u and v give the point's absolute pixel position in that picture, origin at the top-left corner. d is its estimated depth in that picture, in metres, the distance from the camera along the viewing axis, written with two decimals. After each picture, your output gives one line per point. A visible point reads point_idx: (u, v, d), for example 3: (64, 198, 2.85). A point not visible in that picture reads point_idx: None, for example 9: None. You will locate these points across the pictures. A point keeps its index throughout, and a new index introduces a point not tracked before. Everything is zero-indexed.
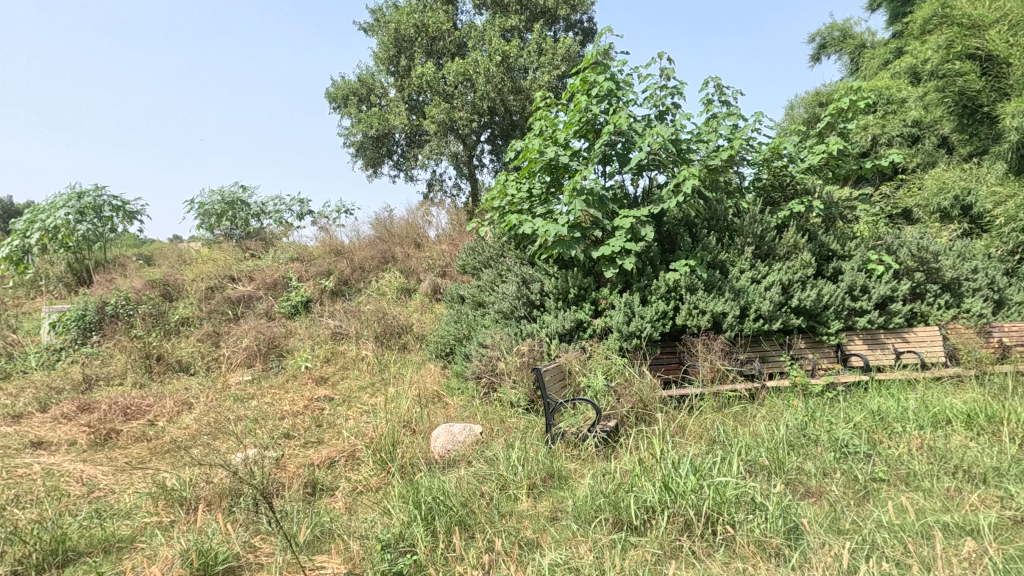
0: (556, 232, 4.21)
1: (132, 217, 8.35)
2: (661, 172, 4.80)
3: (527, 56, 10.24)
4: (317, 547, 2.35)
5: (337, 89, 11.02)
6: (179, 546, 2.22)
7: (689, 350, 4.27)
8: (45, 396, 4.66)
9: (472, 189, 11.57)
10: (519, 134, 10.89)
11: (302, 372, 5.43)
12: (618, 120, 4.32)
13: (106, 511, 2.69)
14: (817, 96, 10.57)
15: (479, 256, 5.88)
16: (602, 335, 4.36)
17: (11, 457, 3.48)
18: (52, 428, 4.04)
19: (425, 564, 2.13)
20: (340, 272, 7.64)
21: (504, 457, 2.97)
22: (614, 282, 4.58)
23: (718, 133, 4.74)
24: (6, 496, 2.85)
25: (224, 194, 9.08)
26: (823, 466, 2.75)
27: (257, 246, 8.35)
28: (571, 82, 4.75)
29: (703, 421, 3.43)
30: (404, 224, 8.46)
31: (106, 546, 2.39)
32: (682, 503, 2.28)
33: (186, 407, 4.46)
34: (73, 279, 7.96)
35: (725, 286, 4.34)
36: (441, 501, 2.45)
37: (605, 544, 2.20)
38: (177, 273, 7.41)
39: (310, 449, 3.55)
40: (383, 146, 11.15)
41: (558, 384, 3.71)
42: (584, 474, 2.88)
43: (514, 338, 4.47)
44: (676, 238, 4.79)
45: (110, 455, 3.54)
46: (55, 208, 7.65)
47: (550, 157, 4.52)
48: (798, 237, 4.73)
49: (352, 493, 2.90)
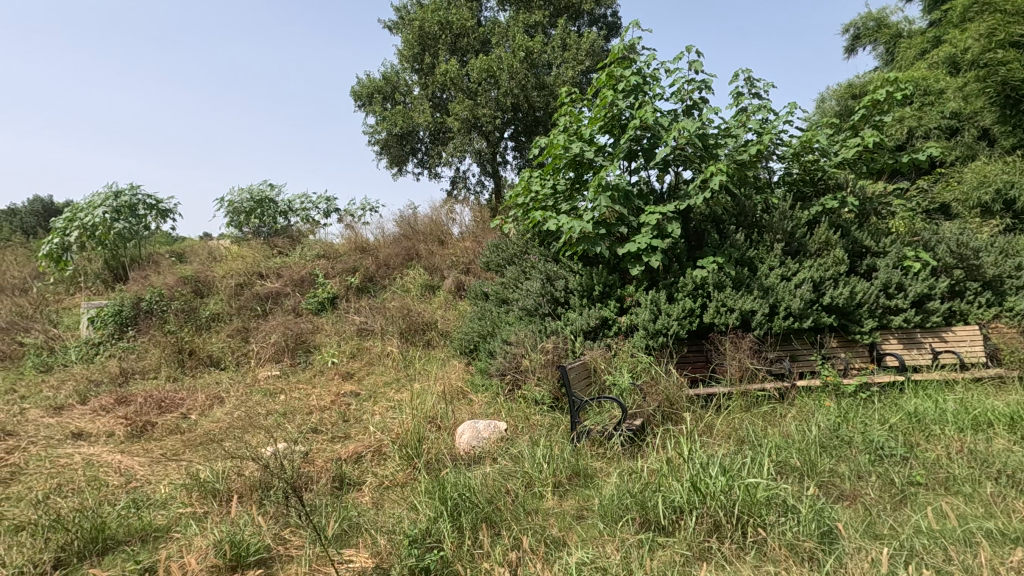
0: (580, 228, 4.19)
1: (165, 215, 8.57)
2: (688, 168, 4.73)
3: (551, 51, 10.15)
4: (345, 541, 2.37)
5: (362, 87, 11.12)
6: (212, 537, 2.27)
7: (716, 348, 4.20)
8: (84, 388, 4.82)
9: (496, 186, 11.56)
10: (542, 130, 10.80)
11: (329, 367, 5.51)
12: (645, 115, 4.27)
13: (143, 501, 2.77)
14: (850, 89, 10.30)
15: (503, 253, 5.88)
16: (628, 333, 4.32)
17: (54, 447, 3.61)
18: (91, 419, 4.17)
19: (451, 560, 2.14)
20: (365, 269, 7.73)
21: (529, 455, 2.96)
22: (639, 280, 4.53)
23: (747, 127, 4.64)
24: (49, 486, 2.96)
25: (253, 192, 9.25)
26: (857, 469, 2.67)
27: (284, 243, 8.49)
28: (596, 77, 4.71)
29: (732, 421, 3.37)
30: (428, 221, 8.50)
31: (143, 535, 2.46)
32: (712, 504, 2.23)
33: (217, 401, 4.57)
34: (110, 276, 8.21)
35: (754, 284, 4.25)
36: (467, 498, 2.45)
37: (633, 544, 2.18)
38: (208, 270, 7.57)
39: (338, 444, 3.60)
40: (407, 144, 11.21)
41: (583, 382, 3.69)
42: (610, 474, 2.86)
43: (538, 336, 4.45)
44: (704, 235, 4.71)
45: (147, 447, 3.63)
46: (92, 206, 7.91)
47: (576, 152, 4.48)
48: (830, 233, 4.60)
49: (379, 488, 2.93)
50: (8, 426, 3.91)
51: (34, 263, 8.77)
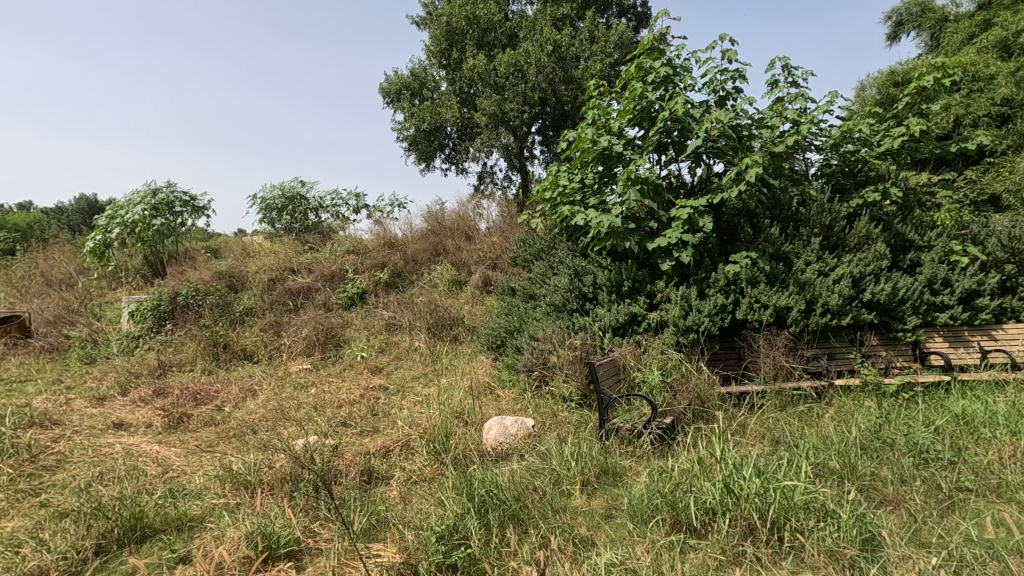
0: (609, 223, 4.12)
1: (200, 212, 8.80)
2: (720, 160, 4.62)
3: (579, 44, 10.01)
4: (373, 535, 2.38)
5: (390, 84, 11.18)
6: (244, 529, 2.31)
7: (749, 346, 4.08)
8: (124, 380, 4.97)
9: (523, 181, 11.53)
10: (570, 124, 10.72)
11: (358, 361, 5.57)
12: (675, 106, 4.15)
13: (179, 491, 2.85)
14: (892, 76, 9.92)
15: (530, 249, 5.86)
16: (657, 329, 4.24)
17: (96, 437, 3.73)
18: (131, 410, 4.30)
19: (478, 557, 2.13)
20: (394, 264, 7.79)
21: (557, 452, 2.93)
22: (670, 275, 4.43)
23: (784, 117, 4.48)
24: (91, 474, 3.06)
25: (285, 188, 9.40)
26: (900, 472, 2.56)
27: (315, 239, 8.63)
28: (625, 68, 4.61)
29: (766, 421, 3.27)
30: (456, 216, 8.54)
31: (179, 525, 2.52)
32: (746, 506, 2.16)
33: (251, 394, 4.67)
34: (149, 271, 8.46)
35: (790, 279, 4.11)
36: (494, 494, 2.43)
37: (663, 545, 2.14)
38: (241, 266, 7.73)
39: (366, 438, 3.63)
40: (435, 139, 11.23)
41: (612, 379, 3.62)
42: (640, 472, 2.81)
43: (566, 332, 4.40)
44: (737, 229, 4.59)
45: (182, 438, 3.73)
46: (133, 203, 8.17)
47: (604, 146, 4.40)
48: (871, 226, 4.42)
49: (407, 483, 2.94)
50: (55, 415, 4.06)
51: (79, 259, 9.08)
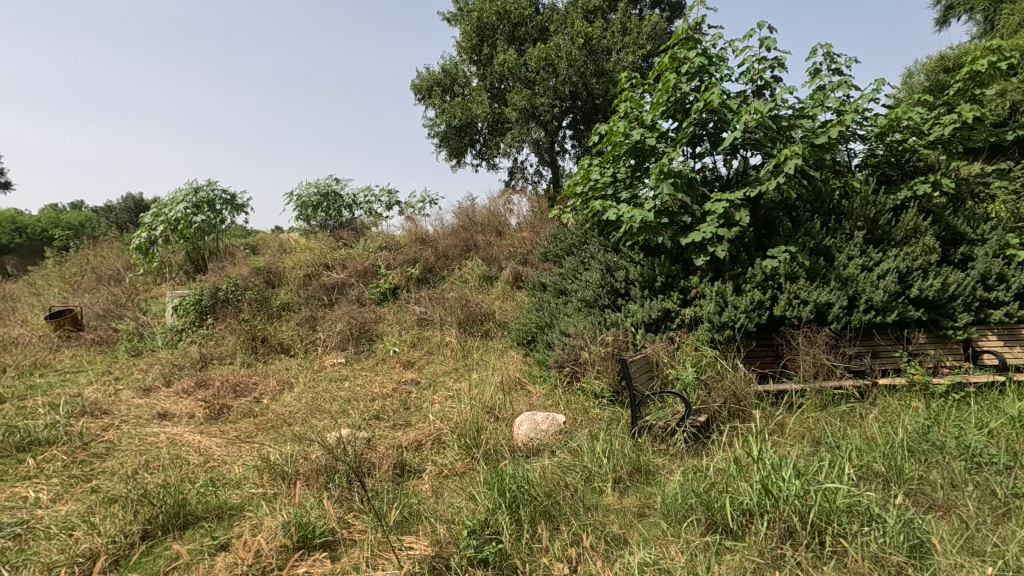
0: (642, 218, 4.05)
1: (239, 209, 9.06)
2: (757, 152, 4.48)
3: (611, 37, 9.87)
4: (405, 527, 2.41)
5: (421, 81, 11.26)
6: (281, 518, 2.37)
7: (788, 343, 3.95)
8: (169, 371, 5.16)
9: (554, 176, 11.46)
10: (601, 118, 10.60)
11: (390, 356, 5.64)
12: (711, 97, 4.05)
13: (220, 480, 2.94)
14: (943, 61, 9.46)
15: (561, 244, 5.82)
16: (691, 326, 4.15)
17: (142, 426, 3.89)
18: (175, 401, 4.47)
19: (510, 553, 2.12)
20: (425, 260, 7.85)
21: (588, 449, 2.91)
22: (704, 271, 4.33)
23: (826, 106, 4.32)
24: (139, 462, 3.19)
25: (320, 186, 9.58)
26: (951, 476, 2.44)
27: (349, 235, 8.78)
28: (659, 60, 4.51)
29: (805, 420, 3.17)
30: (486, 212, 8.58)
31: (219, 512, 2.60)
32: (785, 509, 2.09)
33: (287, 386, 4.79)
34: (192, 267, 8.73)
35: (831, 275, 3.98)
36: (525, 490, 2.43)
37: (698, 546, 2.09)
38: (278, 262, 7.91)
39: (399, 431, 3.68)
40: (466, 136, 11.27)
41: (645, 376, 3.56)
42: (674, 471, 2.76)
43: (598, 328, 4.36)
44: (775, 223, 4.44)
45: (223, 428, 3.85)
46: (176, 202, 8.48)
47: (636, 139, 4.32)
48: (920, 219, 4.22)
49: (439, 476, 2.96)
50: (105, 405, 4.24)
51: (126, 255, 9.40)
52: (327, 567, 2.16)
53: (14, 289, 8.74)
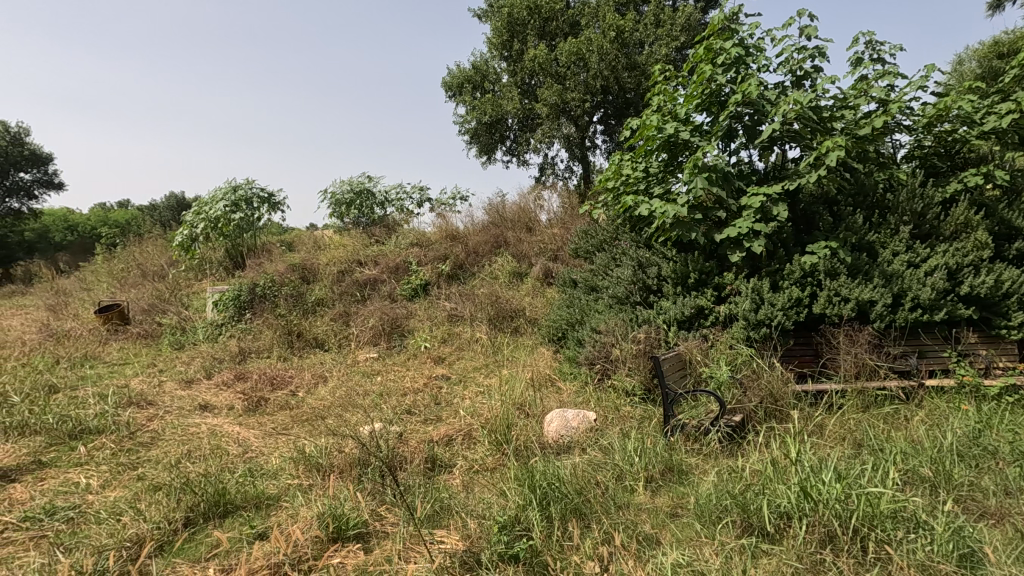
0: (675, 213, 3.98)
1: (276, 207, 9.30)
2: (796, 145, 4.34)
3: (643, 29, 9.71)
4: (437, 522, 2.43)
5: (453, 78, 11.32)
6: (316, 510, 2.41)
7: (828, 342, 3.83)
8: (209, 364, 5.33)
9: (585, 171, 11.37)
10: (633, 112, 10.46)
11: (421, 351, 5.70)
12: (748, 88, 3.94)
13: (258, 470, 3.02)
14: (997, 47, 9.00)
15: (592, 240, 5.78)
16: (726, 323, 4.05)
17: (185, 417, 4.02)
18: (216, 393, 4.61)
19: (541, 549, 2.11)
20: (456, 256, 7.89)
21: (620, 446, 2.88)
22: (740, 267, 4.22)
23: (870, 96, 4.15)
24: (181, 451, 3.31)
25: (353, 184, 9.73)
26: (1004, 483, 2.32)
27: (381, 232, 8.90)
28: (693, 51, 4.42)
29: (846, 422, 3.06)
30: (517, 208, 8.58)
31: (257, 502, 2.68)
32: (825, 513, 2.03)
33: (321, 379, 4.89)
34: (230, 263, 8.99)
35: (874, 271, 3.83)
36: (555, 487, 2.42)
37: (734, 548, 2.04)
38: (313, 259, 8.08)
39: (430, 426, 3.71)
40: (496, 132, 11.27)
41: (677, 374, 3.50)
42: (707, 471, 2.71)
43: (629, 325, 4.31)
44: (814, 218, 4.30)
45: (260, 420, 3.96)
46: (216, 200, 8.76)
47: (670, 133, 4.24)
48: (971, 213, 4.02)
49: (469, 471, 2.98)
50: (149, 396, 4.42)
51: (169, 252, 9.75)
52: (361, 558, 2.19)
53: (66, 285, 9.17)
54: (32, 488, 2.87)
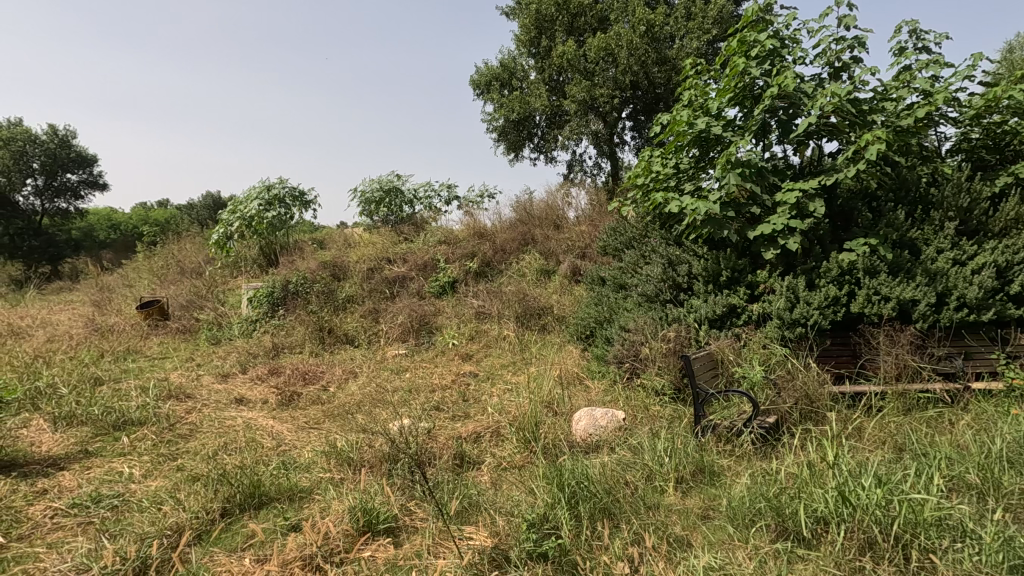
0: (706, 210, 3.90)
1: (307, 205, 9.48)
2: (833, 138, 4.21)
3: (674, 23, 9.56)
4: (466, 518, 2.44)
5: (480, 76, 11.33)
6: (347, 503, 2.45)
7: (867, 343, 3.69)
8: (245, 359, 5.48)
9: (613, 168, 11.26)
10: (663, 107, 10.32)
11: (449, 348, 5.75)
12: (783, 81, 3.83)
13: (291, 463, 3.09)
14: None
15: (621, 237, 5.72)
16: (759, 322, 3.96)
17: (221, 410, 4.14)
18: (250, 387, 4.74)
19: (570, 548, 2.10)
20: (483, 254, 7.91)
21: (649, 446, 2.84)
22: (774, 265, 4.12)
23: (913, 87, 3.99)
24: (218, 444, 3.41)
25: (382, 182, 9.85)
26: None
27: (409, 230, 8.99)
28: (726, 44, 4.32)
29: (886, 425, 2.96)
30: (544, 205, 8.56)
31: (290, 494, 2.73)
32: (864, 519, 1.96)
33: (352, 375, 4.97)
34: (264, 261, 9.20)
35: (917, 269, 3.69)
36: (584, 486, 2.40)
37: (768, 553, 2.00)
38: (344, 256, 8.20)
39: (458, 422, 3.73)
40: (524, 129, 11.25)
41: (709, 373, 3.44)
42: (740, 473, 2.65)
43: (659, 323, 4.25)
44: (853, 214, 4.16)
45: (293, 414, 4.04)
46: (250, 199, 8.98)
47: (701, 128, 4.15)
48: (1022, 208, 3.84)
49: (497, 468, 2.98)
50: (188, 389, 4.56)
51: (205, 250, 10.03)
52: (391, 552, 2.22)
53: (110, 281, 9.53)
54: (80, 476, 2.99)
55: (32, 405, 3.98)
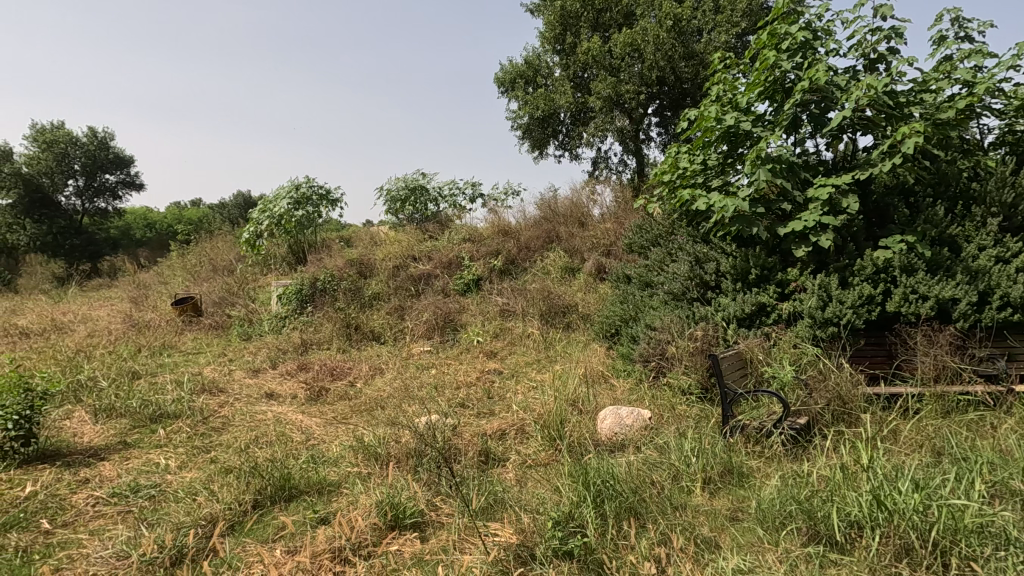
0: (735, 207, 3.83)
1: (334, 204, 9.62)
2: (868, 132, 4.09)
3: (701, 16, 9.42)
4: (491, 514, 2.45)
5: (505, 73, 11.33)
6: (375, 497, 2.49)
7: (903, 343, 3.58)
8: (275, 355, 5.60)
9: (639, 165, 11.15)
10: (690, 102, 10.18)
11: (474, 345, 5.77)
12: (816, 74, 3.73)
13: (320, 457, 3.15)
14: None
15: (647, 234, 5.66)
16: (790, 321, 3.88)
17: (253, 404, 4.24)
18: (280, 382, 4.84)
19: (595, 547, 2.10)
20: (508, 251, 7.92)
21: (676, 446, 2.81)
22: (805, 263, 4.02)
23: (954, 77, 3.85)
24: (250, 437, 3.49)
25: (408, 180, 9.94)
26: None
27: (434, 228, 9.05)
28: (755, 37, 4.23)
29: (924, 428, 2.87)
30: (569, 203, 8.53)
31: (319, 488, 2.79)
32: (900, 524, 1.91)
33: (378, 371, 5.04)
34: (293, 259, 9.38)
35: (957, 267, 3.57)
36: (610, 485, 2.39)
37: (799, 557, 1.96)
38: (370, 254, 8.31)
39: (483, 419, 3.75)
40: (549, 126, 11.21)
41: (737, 373, 3.38)
42: (770, 475, 2.60)
43: (686, 322, 4.20)
44: (889, 210, 4.03)
45: (321, 409, 4.11)
46: (279, 198, 9.15)
47: (730, 124, 4.07)
48: None
49: (522, 466, 2.99)
50: (220, 383, 4.69)
51: (236, 248, 10.27)
52: (418, 546, 2.25)
53: (146, 279, 9.83)
54: (119, 466, 3.10)
55: (74, 397, 4.15)
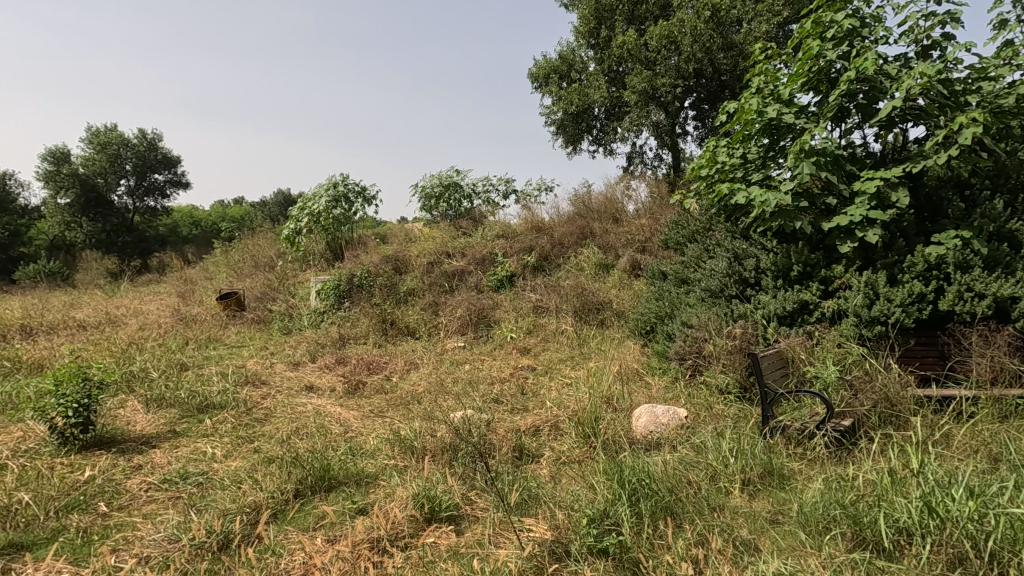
0: (777, 201, 3.72)
1: (370, 201, 9.78)
2: (920, 123, 3.91)
3: (741, 6, 9.16)
4: (526, 509, 2.46)
5: (539, 69, 11.28)
6: (411, 490, 2.53)
7: (957, 343, 3.42)
8: (314, 349, 5.74)
9: (675, 160, 10.96)
10: (728, 95, 9.97)
11: (507, 341, 5.79)
12: (864, 62, 3.58)
13: (358, 450, 3.22)
14: None
15: (684, 230, 5.56)
16: (834, 319, 3.75)
17: (293, 396, 4.37)
18: (319, 375, 4.96)
19: (630, 546, 2.08)
20: (541, 247, 7.90)
21: (713, 446, 2.75)
22: (851, 259, 3.88)
23: (1015, 63, 3.64)
24: (291, 429, 3.59)
25: (442, 177, 10.02)
26: None
27: (468, 224, 9.09)
28: (799, 26, 4.09)
29: (979, 432, 2.73)
30: (603, 198, 8.45)
31: (357, 479, 2.85)
32: (954, 532, 1.83)
33: (413, 366, 5.11)
34: (331, 255, 9.59)
35: (1016, 264, 3.39)
36: (646, 484, 2.36)
37: (844, 563, 1.89)
38: (405, 251, 8.41)
39: (517, 415, 3.76)
40: (583, 122, 11.11)
41: (778, 372, 3.29)
42: (812, 478, 2.53)
43: (724, 319, 4.11)
44: (942, 204, 3.86)
45: (358, 403, 4.20)
46: (317, 196, 9.36)
47: (771, 116, 3.96)
48: None
49: (556, 462, 2.99)
50: (263, 375, 4.84)
51: (277, 244, 10.57)
52: (453, 539, 2.28)
53: (193, 275, 10.21)
54: (170, 454, 3.25)
55: (127, 387, 4.35)
